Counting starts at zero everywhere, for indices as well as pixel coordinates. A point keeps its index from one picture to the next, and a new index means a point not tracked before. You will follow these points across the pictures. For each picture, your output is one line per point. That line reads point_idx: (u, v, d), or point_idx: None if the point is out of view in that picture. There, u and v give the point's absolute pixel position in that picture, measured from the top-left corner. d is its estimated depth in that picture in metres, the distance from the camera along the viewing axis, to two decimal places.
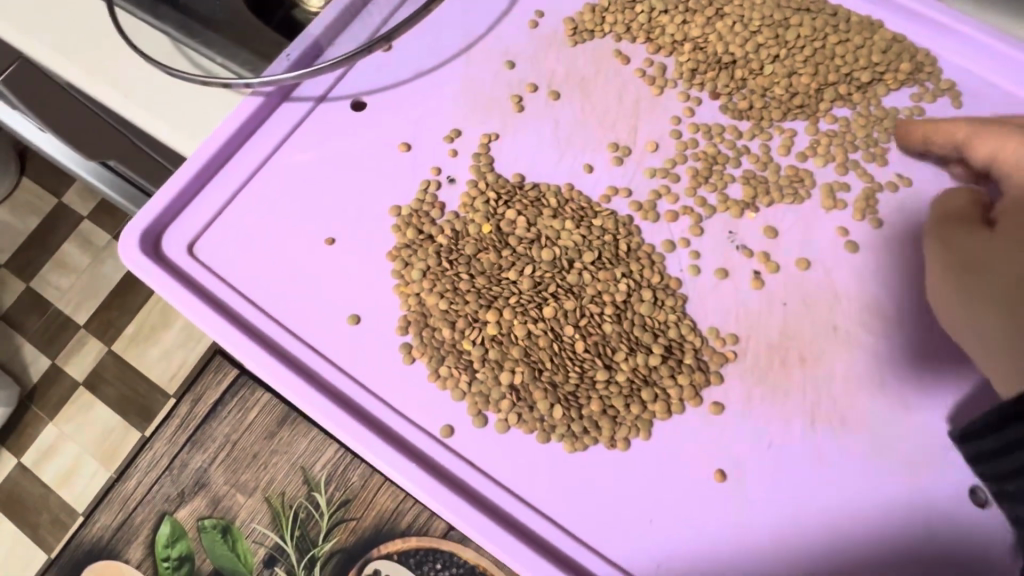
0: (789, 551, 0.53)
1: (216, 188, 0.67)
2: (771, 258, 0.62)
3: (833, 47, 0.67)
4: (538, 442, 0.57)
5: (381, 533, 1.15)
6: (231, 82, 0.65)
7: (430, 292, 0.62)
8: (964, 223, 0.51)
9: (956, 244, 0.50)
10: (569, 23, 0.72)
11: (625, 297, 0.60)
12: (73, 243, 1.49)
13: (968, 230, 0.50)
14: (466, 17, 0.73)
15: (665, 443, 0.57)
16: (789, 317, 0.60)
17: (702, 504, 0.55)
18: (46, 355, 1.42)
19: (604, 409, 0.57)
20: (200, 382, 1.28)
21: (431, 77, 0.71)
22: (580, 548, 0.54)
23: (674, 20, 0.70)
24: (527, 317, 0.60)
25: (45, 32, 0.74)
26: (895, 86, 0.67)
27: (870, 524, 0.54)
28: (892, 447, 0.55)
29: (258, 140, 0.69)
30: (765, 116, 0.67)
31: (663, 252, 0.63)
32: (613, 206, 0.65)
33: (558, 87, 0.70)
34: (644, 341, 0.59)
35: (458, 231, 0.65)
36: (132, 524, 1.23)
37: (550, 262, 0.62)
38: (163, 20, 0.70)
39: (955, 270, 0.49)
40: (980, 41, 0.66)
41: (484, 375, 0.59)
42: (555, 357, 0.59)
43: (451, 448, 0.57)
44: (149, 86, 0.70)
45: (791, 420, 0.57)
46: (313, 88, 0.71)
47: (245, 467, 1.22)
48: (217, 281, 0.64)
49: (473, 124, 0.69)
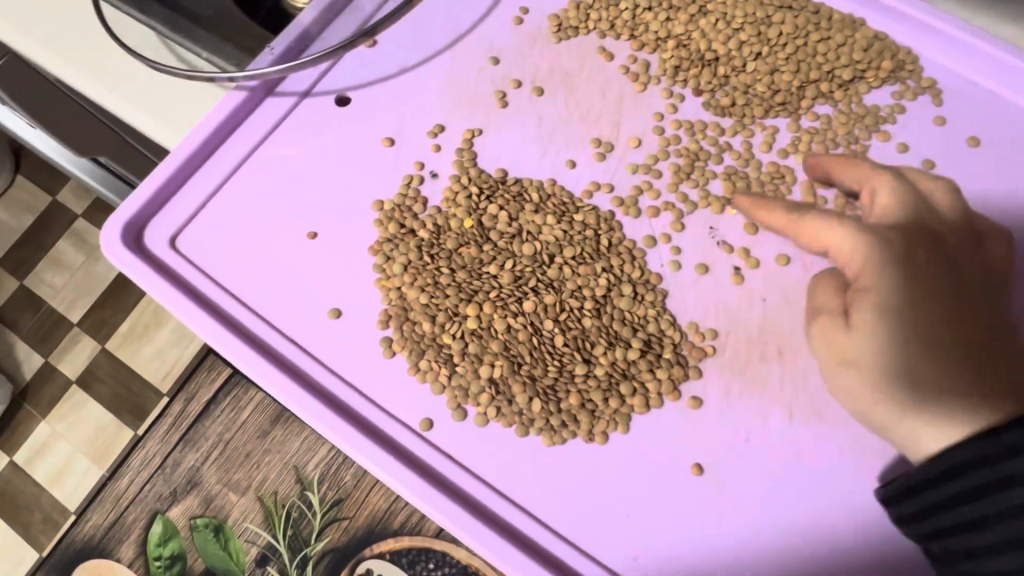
0: (771, 546, 0.53)
1: (199, 182, 0.67)
2: (751, 253, 0.62)
3: (815, 45, 0.68)
4: (517, 436, 0.57)
5: (374, 532, 1.16)
6: (215, 75, 0.65)
7: (412, 286, 0.62)
8: (837, 319, 0.51)
9: (831, 343, 0.51)
10: (553, 20, 0.72)
11: (604, 291, 0.61)
12: (65, 242, 1.49)
13: (843, 327, 0.51)
14: (452, 14, 0.73)
15: (644, 436, 0.57)
16: (768, 312, 0.60)
17: (683, 499, 0.55)
18: (38, 354, 1.42)
19: (583, 403, 0.58)
20: (193, 380, 1.30)
21: (416, 73, 0.71)
22: (560, 541, 0.54)
23: (658, 17, 0.71)
24: (506, 311, 0.60)
25: (32, 29, 0.74)
26: (877, 83, 0.67)
27: (849, 519, 0.54)
28: (870, 441, 0.55)
29: (241, 134, 0.69)
30: (748, 113, 0.67)
31: (644, 248, 0.63)
32: (595, 201, 0.65)
33: (541, 83, 0.70)
34: (623, 336, 0.59)
35: (440, 226, 0.65)
36: (124, 523, 1.23)
37: (531, 256, 0.62)
38: (148, 15, 0.69)
39: (855, 383, 0.50)
40: (961, 40, 0.66)
41: (463, 368, 0.59)
42: (535, 350, 0.59)
43: (430, 441, 0.57)
44: (136, 80, 0.71)
45: (768, 414, 0.57)
46: (298, 83, 0.71)
47: (238, 466, 1.23)
48: (201, 275, 0.64)
49: (457, 120, 0.69)
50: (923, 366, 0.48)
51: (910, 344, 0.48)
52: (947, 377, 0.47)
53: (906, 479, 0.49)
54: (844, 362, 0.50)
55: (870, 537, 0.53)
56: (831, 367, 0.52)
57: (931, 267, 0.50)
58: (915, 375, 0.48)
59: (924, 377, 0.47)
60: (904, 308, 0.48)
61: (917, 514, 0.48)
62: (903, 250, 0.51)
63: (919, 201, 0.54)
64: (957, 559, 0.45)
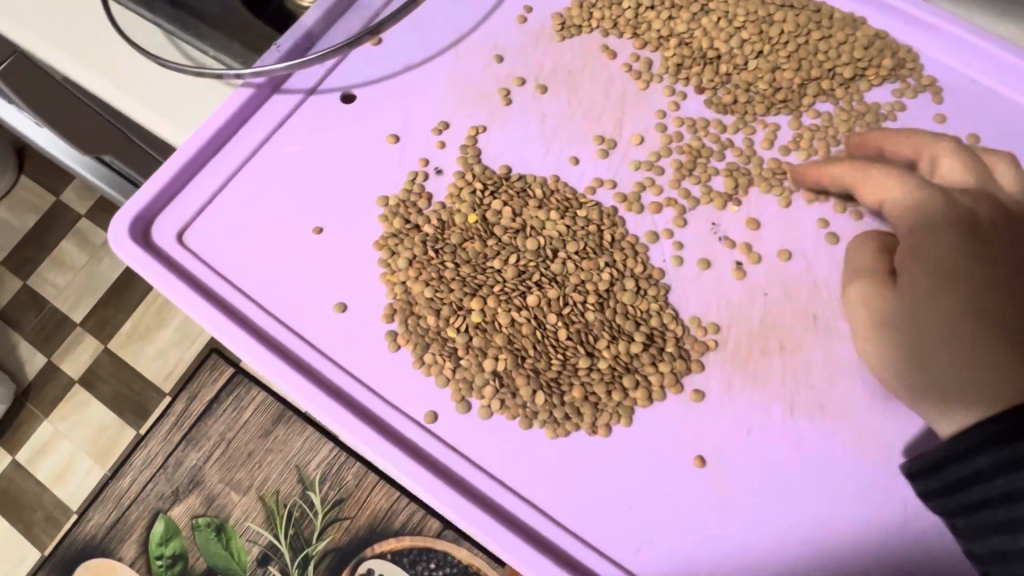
0: (772, 539, 0.54)
1: (205, 178, 0.68)
2: (753, 249, 0.63)
3: (816, 43, 0.69)
4: (520, 428, 0.58)
5: (375, 532, 1.18)
6: (222, 74, 0.66)
7: (416, 280, 0.62)
8: (879, 279, 0.53)
9: (868, 304, 0.53)
10: (557, 18, 0.73)
11: (607, 286, 0.61)
12: (69, 241, 1.49)
13: (881, 285, 0.52)
14: (456, 13, 0.74)
15: (647, 429, 0.57)
16: (770, 307, 0.60)
17: (685, 492, 0.55)
18: (42, 353, 1.42)
19: (586, 396, 0.58)
20: (196, 379, 1.31)
21: (420, 71, 0.72)
22: (562, 533, 0.54)
23: (661, 16, 0.72)
24: (510, 305, 0.61)
25: (37, 29, 0.75)
26: (877, 81, 0.68)
27: (849, 512, 0.54)
28: (869, 434, 0.56)
29: (248, 131, 0.70)
30: (749, 111, 0.68)
31: (647, 243, 0.64)
32: (598, 197, 0.66)
33: (545, 81, 0.71)
34: (626, 329, 0.60)
35: (444, 222, 0.65)
36: (126, 522, 1.24)
37: (535, 251, 0.63)
38: (156, 13, 0.69)
39: (890, 342, 0.52)
40: (961, 39, 0.67)
41: (468, 361, 0.60)
42: (538, 344, 0.59)
43: (434, 433, 0.58)
44: (143, 78, 0.71)
45: (769, 407, 0.57)
46: (303, 80, 0.72)
47: (240, 466, 1.23)
48: (207, 269, 0.65)
49: (462, 117, 0.70)
50: (946, 329, 0.48)
51: (938, 302, 0.48)
52: (964, 342, 0.47)
53: (932, 454, 0.49)
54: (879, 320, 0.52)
55: (870, 530, 0.54)
56: (867, 330, 0.53)
57: (990, 247, 0.50)
58: (938, 335, 0.48)
59: (941, 339, 0.48)
60: (951, 278, 0.49)
61: (942, 490, 0.48)
62: (964, 225, 0.51)
63: (983, 173, 0.55)
64: (979, 535, 0.45)
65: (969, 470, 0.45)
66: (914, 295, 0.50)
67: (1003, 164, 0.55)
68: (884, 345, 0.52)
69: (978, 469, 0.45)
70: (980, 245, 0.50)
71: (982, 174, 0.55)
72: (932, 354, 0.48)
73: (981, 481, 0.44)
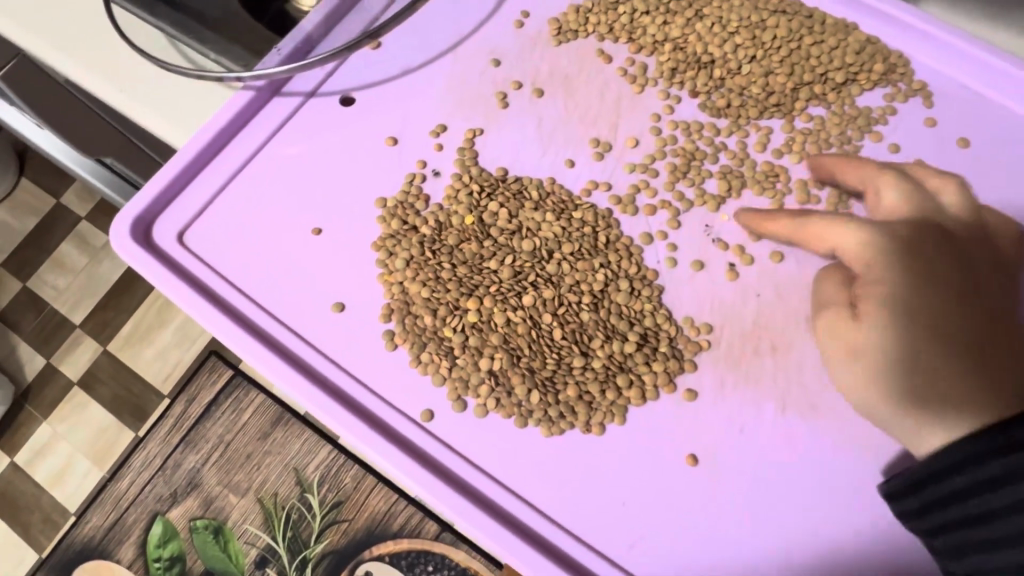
0: (764, 538, 0.54)
1: (206, 179, 0.69)
2: (746, 250, 0.64)
3: (809, 48, 0.70)
4: (516, 426, 0.58)
5: (373, 534, 1.18)
6: (223, 76, 0.67)
7: (414, 281, 0.63)
8: (844, 311, 0.54)
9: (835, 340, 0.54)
10: (553, 23, 0.74)
11: (602, 287, 0.62)
12: (69, 243, 1.50)
13: (850, 321, 0.53)
14: (454, 18, 0.75)
15: (641, 428, 0.58)
16: (762, 307, 0.61)
17: (679, 491, 0.56)
18: (41, 355, 1.43)
19: (580, 395, 0.59)
20: (194, 381, 1.32)
21: (418, 75, 0.73)
22: (558, 530, 0.55)
23: (656, 21, 0.73)
24: (506, 305, 0.61)
25: (37, 32, 0.76)
26: (869, 86, 0.69)
27: (840, 510, 0.55)
28: (861, 433, 0.57)
29: (248, 133, 0.71)
30: (743, 114, 0.69)
31: (641, 245, 0.64)
32: (593, 199, 0.67)
33: (541, 85, 0.71)
34: (620, 329, 0.61)
35: (442, 223, 0.66)
36: (124, 524, 1.24)
37: (530, 252, 0.63)
38: (158, 17, 0.71)
39: (864, 376, 0.52)
40: (951, 44, 0.68)
41: (464, 361, 0.60)
42: (533, 343, 0.60)
43: (431, 431, 0.59)
44: (143, 81, 0.72)
45: (761, 406, 0.58)
46: (303, 83, 0.73)
47: (238, 468, 1.24)
48: (208, 269, 0.65)
49: (459, 120, 0.70)
50: (936, 377, 0.49)
51: (913, 337, 0.50)
52: (968, 376, 0.48)
53: (911, 472, 0.48)
54: (858, 358, 0.52)
55: (860, 528, 0.54)
56: (838, 361, 0.54)
57: (943, 262, 0.52)
58: (931, 380, 0.49)
59: (944, 377, 0.48)
60: (912, 301, 0.50)
61: (920, 509, 0.48)
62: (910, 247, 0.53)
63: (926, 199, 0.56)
64: (964, 554, 0.45)
65: (954, 487, 0.45)
66: (891, 341, 0.50)
67: (950, 189, 0.56)
68: (858, 380, 0.52)
69: (963, 484, 0.44)
70: (946, 281, 0.51)
71: (931, 205, 0.56)
72: (933, 389, 0.48)
73: (968, 497, 0.44)
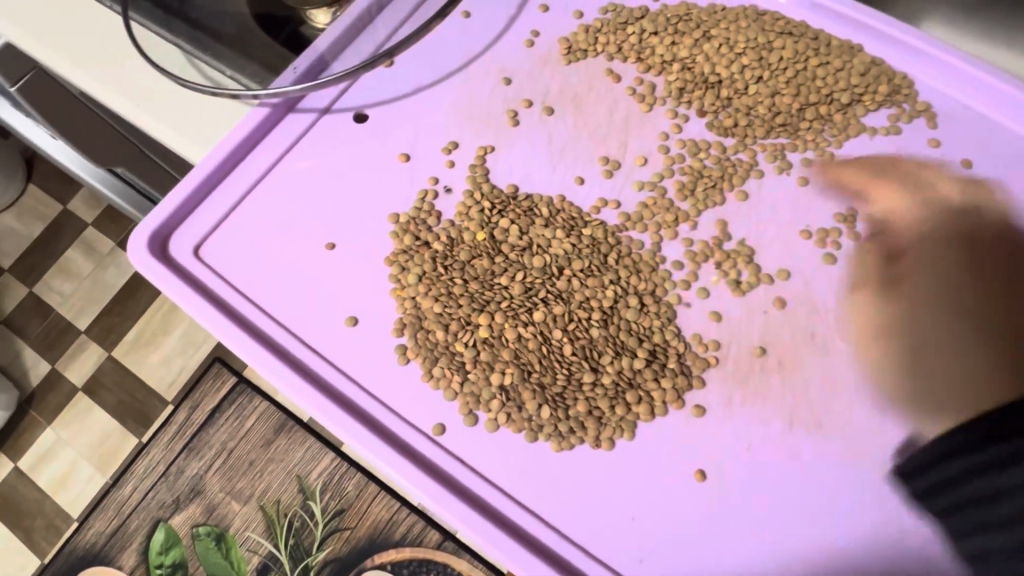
0: (769, 551, 0.55)
1: (221, 194, 0.70)
2: (755, 267, 0.65)
3: (814, 69, 0.71)
4: (526, 441, 0.59)
5: (375, 543, 1.19)
6: (239, 94, 0.68)
7: (426, 295, 0.64)
8: (879, 264, 0.62)
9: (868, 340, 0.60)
10: (563, 42, 0.75)
11: (611, 302, 0.63)
12: (77, 250, 1.51)
13: (875, 277, 0.61)
14: (465, 37, 0.76)
15: (650, 443, 0.59)
16: (768, 326, 0.62)
17: (683, 503, 0.57)
18: (46, 361, 1.44)
19: (590, 410, 0.60)
20: (198, 389, 1.33)
21: (430, 92, 0.74)
22: (566, 543, 0.56)
23: (664, 42, 0.74)
24: (517, 321, 0.63)
25: (56, 46, 0.77)
26: (873, 106, 0.70)
27: (844, 525, 0.56)
28: (865, 449, 0.57)
29: (263, 149, 0.72)
30: (749, 134, 0.70)
31: (651, 261, 0.65)
32: (602, 217, 0.68)
33: (551, 103, 0.73)
34: (629, 345, 0.62)
35: (453, 239, 0.67)
36: (127, 531, 1.25)
37: (541, 269, 0.65)
38: (173, 32, 0.74)
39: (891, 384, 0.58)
40: (954, 66, 0.69)
41: (475, 375, 0.61)
42: (544, 359, 0.61)
43: (442, 444, 0.60)
44: (159, 96, 0.73)
45: (768, 424, 0.59)
46: (317, 100, 0.74)
47: (241, 475, 1.25)
48: (221, 281, 0.66)
49: (471, 137, 0.72)
50: (940, 337, 0.55)
51: (921, 319, 0.56)
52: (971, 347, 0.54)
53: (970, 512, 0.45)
54: (878, 338, 0.59)
55: (864, 545, 0.55)
56: (865, 343, 0.60)
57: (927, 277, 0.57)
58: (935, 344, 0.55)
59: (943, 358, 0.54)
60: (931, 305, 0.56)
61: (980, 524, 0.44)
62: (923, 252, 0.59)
63: (940, 204, 0.60)
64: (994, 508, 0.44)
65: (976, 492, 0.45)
66: (918, 299, 0.57)
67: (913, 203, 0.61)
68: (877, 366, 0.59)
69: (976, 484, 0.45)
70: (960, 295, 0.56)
71: (934, 204, 0.60)
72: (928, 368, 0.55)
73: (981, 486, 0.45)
